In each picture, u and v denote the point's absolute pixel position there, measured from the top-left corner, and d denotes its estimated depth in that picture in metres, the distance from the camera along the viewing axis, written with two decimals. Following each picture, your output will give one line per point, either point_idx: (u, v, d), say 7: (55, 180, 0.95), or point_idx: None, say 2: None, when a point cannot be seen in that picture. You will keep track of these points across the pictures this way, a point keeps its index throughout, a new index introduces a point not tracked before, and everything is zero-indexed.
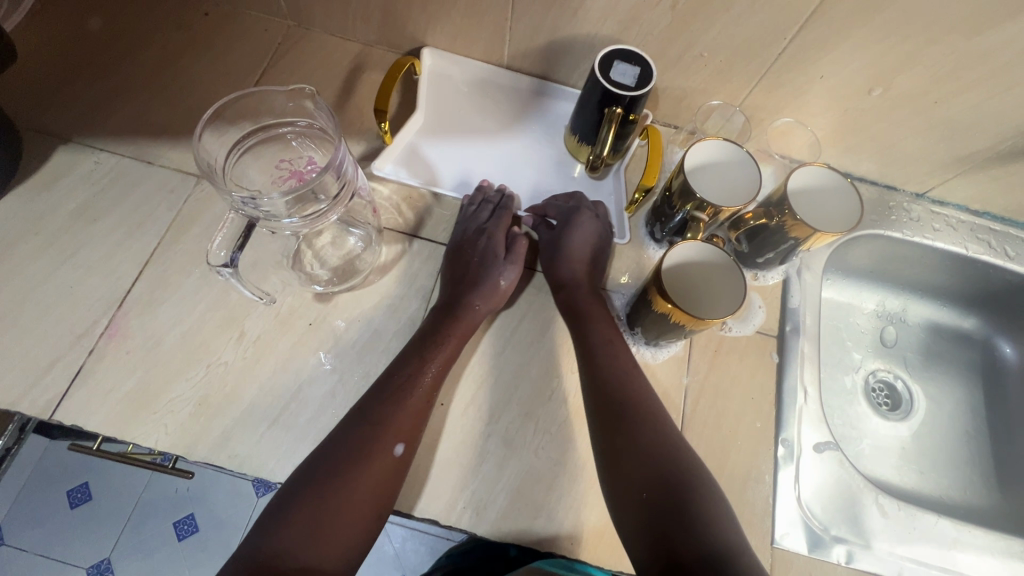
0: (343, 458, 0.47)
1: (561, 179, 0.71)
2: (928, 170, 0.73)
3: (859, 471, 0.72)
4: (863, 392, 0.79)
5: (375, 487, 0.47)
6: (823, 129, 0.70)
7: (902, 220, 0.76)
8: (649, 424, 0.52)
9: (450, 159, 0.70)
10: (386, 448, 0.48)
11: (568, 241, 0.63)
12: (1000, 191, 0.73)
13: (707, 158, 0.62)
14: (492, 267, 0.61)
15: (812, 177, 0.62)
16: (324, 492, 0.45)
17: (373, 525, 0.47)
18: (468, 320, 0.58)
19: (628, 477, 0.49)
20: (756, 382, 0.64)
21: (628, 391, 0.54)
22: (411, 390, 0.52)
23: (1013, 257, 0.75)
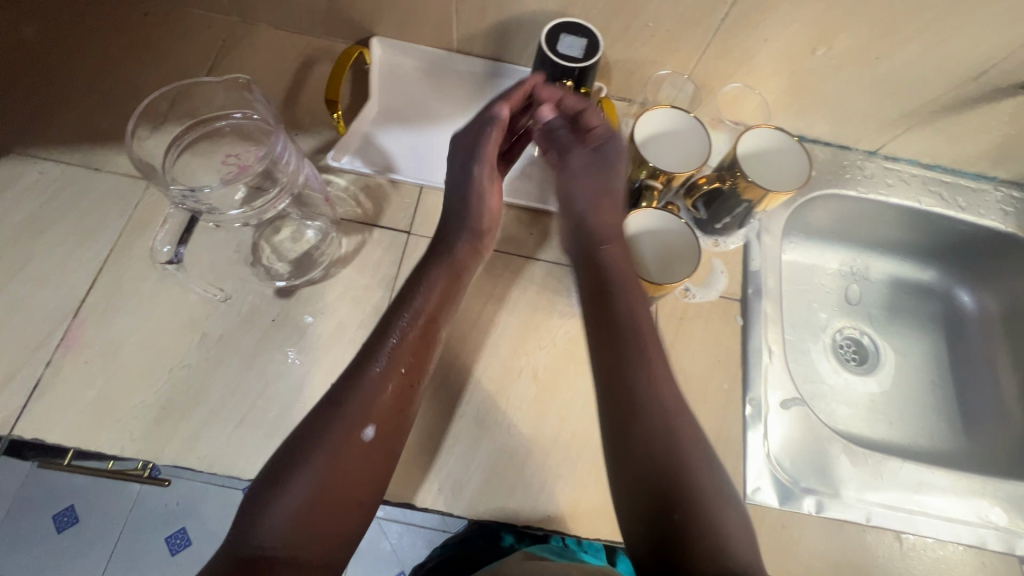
0: (311, 447, 0.44)
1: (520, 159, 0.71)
2: (878, 127, 0.74)
3: (830, 426, 0.74)
4: (831, 349, 0.80)
5: (354, 475, 0.44)
6: (773, 92, 0.71)
7: (856, 178, 0.77)
8: (664, 414, 0.46)
9: (406, 146, 0.69)
10: (355, 433, 0.45)
11: (585, 186, 0.58)
12: (947, 143, 0.74)
13: (658, 127, 0.63)
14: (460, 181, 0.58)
15: (762, 140, 0.63)
16: (296, 486, 0.42)
17: (356, 515, 0.45)
18: (450, 270, 0.56)
19: (629, 465, 0.45)
20: (721, 346, 0.65)
21: (640, 373, 0.48)
22: (380, 368, 0.48)
23: (965, 207, 0.77)
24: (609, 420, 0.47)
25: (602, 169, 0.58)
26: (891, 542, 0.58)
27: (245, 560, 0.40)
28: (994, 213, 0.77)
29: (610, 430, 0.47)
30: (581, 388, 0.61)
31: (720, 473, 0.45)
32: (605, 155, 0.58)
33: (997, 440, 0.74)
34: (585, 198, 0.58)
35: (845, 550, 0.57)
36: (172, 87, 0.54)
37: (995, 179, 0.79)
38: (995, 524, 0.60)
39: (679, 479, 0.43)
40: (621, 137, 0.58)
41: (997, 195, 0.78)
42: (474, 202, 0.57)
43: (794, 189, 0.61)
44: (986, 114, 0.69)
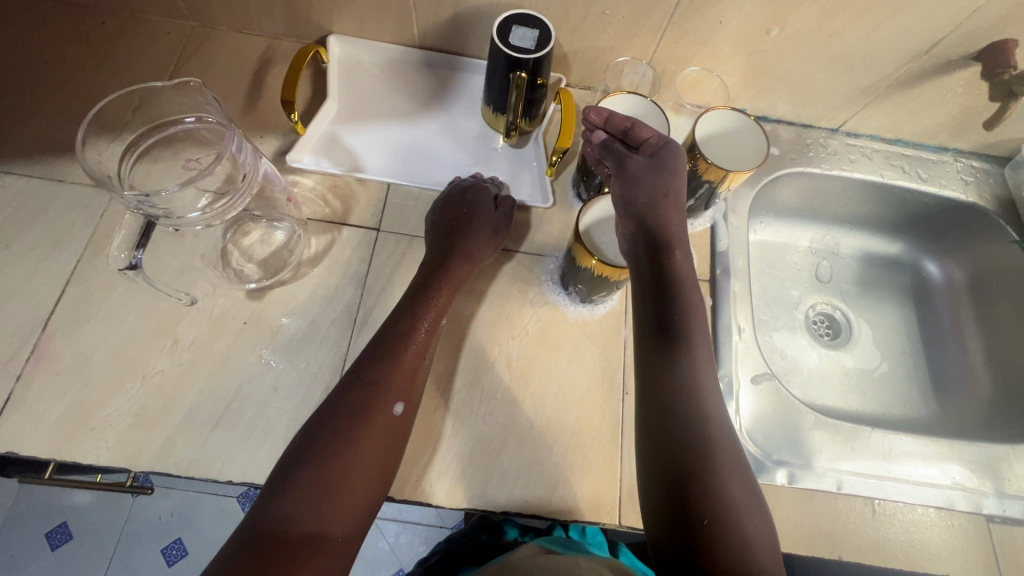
0: (340, 423, 0.47)
1: (485, 150, 0.72)
2: (838, 104, 0.75)
3: (805, 401, 0.75)
4: (805, 325, 0.82)
5: (377, 447, 0.47)
6: (731, 75, 0.72)
7: (820, 155, 0.78)
8: (702, 408, 0.48)
9: (370, 142, 0.70)
10: (387, 407, 0.49)
11: (637, 192, 0.54)
12: (905, 117, 0.76)
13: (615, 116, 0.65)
14: (479, 215, 0.62)
15: (721, 123, 0.64)
16: (326, 456, 0.45)
17: (382, 486, 0.47)
18: (465, 274, 0.59)
19: (662, 452, 0.47)
20: None
21: (685, 368, 0.50)
22: (405, 351, 0.52)
23: (926, 179, 0.79)
24: (647, 409, 0.49)
25: (663, 175, 0.54)
26: (866, 510, 0.59)
27: (267, 534, 0.41)
28: (955, 183, 0.79)
29: (654, 419, 0.48)
30: (554, 375, 0.62)
31: (748, 472, 0.47)
32: (664, 160, 0.55)
33: (967, 404, 0.76)
34: (644, 203, 0.54)
35: (819, 520, 0.58)
36: (130, 90, 0.54)
37: (955, 150, 0.81)
38: (962, 485, 0.62)
39: (707, 474, 0.45)
40: (676, 142, 0.56)
41: (957, 166, 0.80)
42: (480, 235, 0.61)
43: (755, 164, 0.62)
44: (940, 86, 0.70)
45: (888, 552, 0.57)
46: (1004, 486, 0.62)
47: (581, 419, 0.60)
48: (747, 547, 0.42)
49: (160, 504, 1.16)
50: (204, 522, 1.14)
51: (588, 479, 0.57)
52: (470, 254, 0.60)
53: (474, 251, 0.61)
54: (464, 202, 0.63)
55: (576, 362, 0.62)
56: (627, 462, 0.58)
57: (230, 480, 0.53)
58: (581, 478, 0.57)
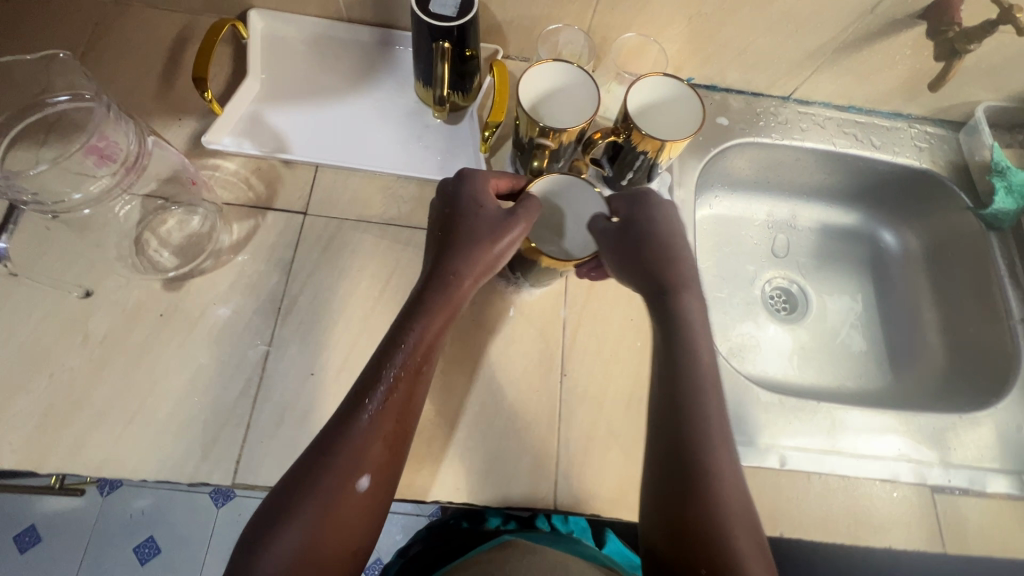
0: (301, 500, 0.42)
1: (417, 126, 0.68)
2: (787, 71, 0.72)
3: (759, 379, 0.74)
4: (761, 301, 0.80)
5: (348, 525, 0.42)
6: (674, 43, 0.69)
7: (770, 124, 0.76)
8: (705, 453, 0.46)
9: (296, 123, 0.66)
10: (350, 484, 0.43)
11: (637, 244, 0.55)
12: (856, 83, 0.73)
13: (544, 88, 0.61)
14: (471, 227, 0.52)
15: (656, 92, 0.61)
16: (286, 538, 0.40)
17: (353, 562, 0.43)
18: (447, 302, 0.50)
19: (668, 451, 0.47)
20: (635, 304, 0.63)
21: (693, 406, 0.48)
22: (372, 418, 0.45)
23: (880, 146, 0.77)
24: (656, 445, 0.49)
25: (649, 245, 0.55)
26: (810, 484, 0.58)
27: None
28: (909, 151, 0.77)
29: (663, 414, 0.49)
30: (489, 359, 0.59)
31: (758, 523, 0.45)
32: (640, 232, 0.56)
33: (921, 376, 0.75)
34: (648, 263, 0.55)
35: (760, 498, 0.56)
36: None
37: (910, 116, 0.78)
38: (908, 457, 0.61)
39: (709, 482, 0.45)
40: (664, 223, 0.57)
41: (911, 133, 0.78)
42: (467, 252, 0.51)
43: (693, 132, 0.59)
44: (889, 47, 0.67)
45: (831, 526, 0.56)
46: (949, 456, 0.62)
47: (516, 403, 0.58)
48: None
49: (132, 502, 1.14)
50: (177, 519, 1.13)
51: (523, 466, 0.55)
52: (452, 272, 0.51)
53: (456, 266, 0.51)
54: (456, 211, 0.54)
55: (512, 346, 0.60)
56: (564, 446, 0.56)
57: (145, 479, 0.51)
58: (516, 466, 0.55)
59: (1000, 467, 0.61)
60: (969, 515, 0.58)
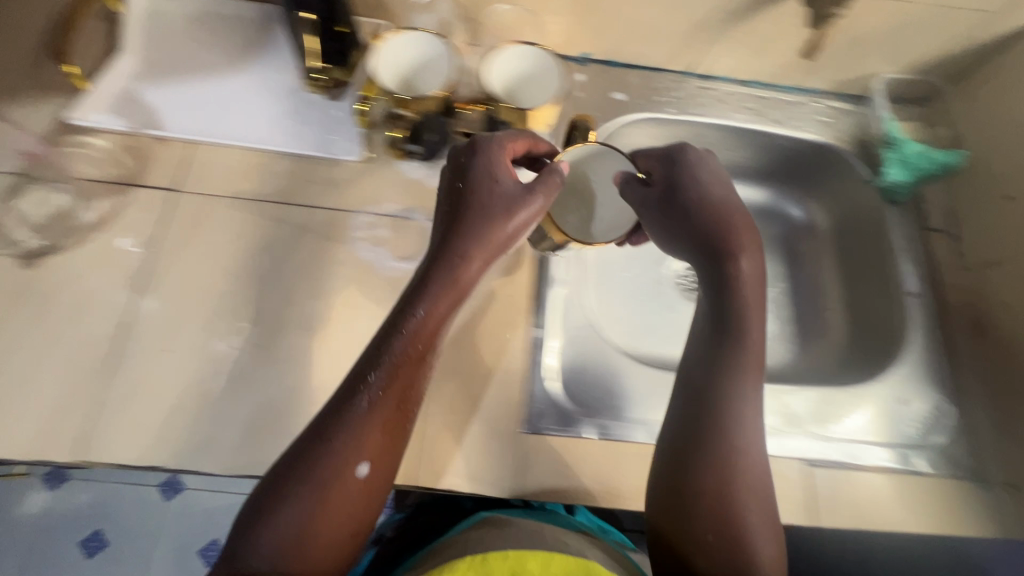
0: (298, 481, 0.42)
1: (298, 102, 0.67)
2: (680, 44, 0.71)
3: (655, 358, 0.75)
4: (671, 281, 0.81)
5: (351, 507, 0.43)
6: (560, 16, 0.67)
7: (667, 100, 0.75)
8: (728, 434, 0.49)
9: (171, 99, 0.65)
10: (347, 470, 0.42)
11: (683, 202, 0.56)
12: (752, 56, 0.72)
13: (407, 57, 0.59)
14: (485, 199, 0.49)
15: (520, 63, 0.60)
16: (286, 518, 0.41)
17: (352, 544, 0.43)
18: (452, 285, 0.46)
19: (693, 422, 0.50)
20: (510, 280, 0.62)
21: (727, 389, 0.50)
22: (371, 407, 0.44)
23: (781, 121, 0.76)
24: (681, 415, 0.51)
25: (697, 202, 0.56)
26: None
27: None
28: (810, 125, 0.76)
29: (693, 386, 0.52)
30: (354, 335, 0.59)
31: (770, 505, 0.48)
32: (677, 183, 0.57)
33: (823, 354, 0.73)
34: (696, 225, 0.55)
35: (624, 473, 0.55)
36: None
37: (816, 91, 0.77)
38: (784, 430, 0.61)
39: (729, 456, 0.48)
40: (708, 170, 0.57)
41: (816, 107, 0.76)
42: (482, 226, 0.47)
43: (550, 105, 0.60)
44: (775, 18, 0.66)
45: None
46: (828, 430, 0.62)
47: None
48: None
49: (78, 493, 1.02)
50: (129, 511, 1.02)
51: None
52: (461, 254, 0.47)
53: (465, 246, 0.47)
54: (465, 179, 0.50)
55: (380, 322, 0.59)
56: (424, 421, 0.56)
57: None
58: None
59: (879, 441, 0.61)
60: (846, 490, 0.57)
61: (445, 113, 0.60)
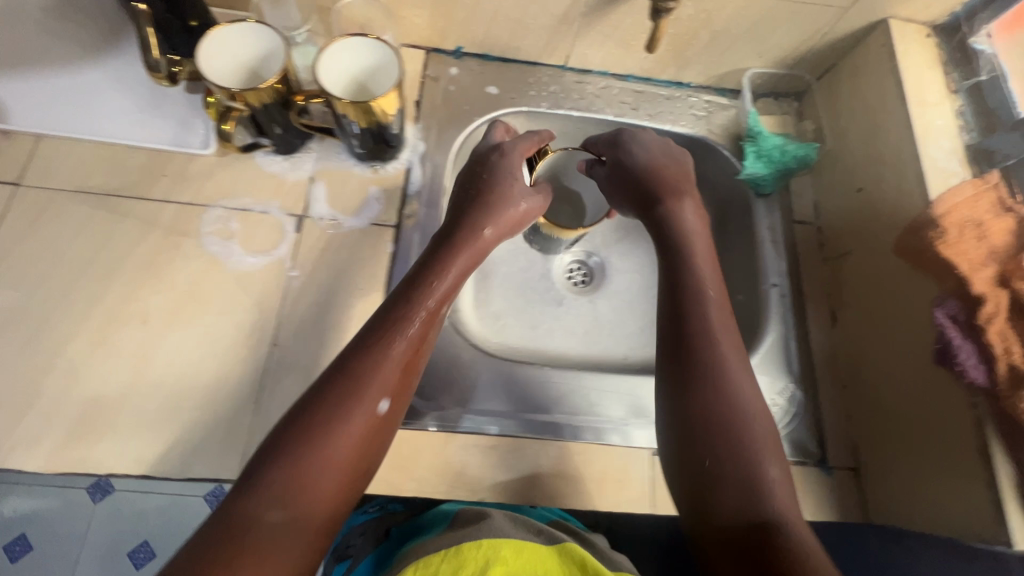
0: (320, 415, 0.42)
1: (156, 96, 0.66)
2: (548, 38, 0.71)
3: (536, 353, 0.76)
4: (558, 275, 0.82)
5: (364, 444, 0.43)
6: (420, 10, 0.67)
7: (541, 94, 0.75)
8: (718, 370, 0.50)
9: (20, 92, 0.64)
10: (370, 403, 0.43)
11: (636, 171, 0.64)
12: (621, 50, 0.72)
13: (239, 46, 0.56)
14: (503, 183, 0.60)
15: (361, 56, 0.59)
16: (300, 451, 0.40)
17: (360, 483, 0.43)
18: (472, 249, 0.55)
19: (685, 369, 0.50)
20: (365, 274, 0.63)
21: (699, 331, 0.52)
22: (392, 342, 0.46)
23: (655, 115, 0.76)
24: (669, 365, 0.52)
25: (652, 173, 0.63)
26: (525, 450, 0.59)
27: (233, 525, 0.36)
28: (684, 119, 0.77)
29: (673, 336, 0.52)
30: (196, 330, 0.58)
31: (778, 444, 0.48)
32: (621, 160, 0.65)
33: None
34: (646, 190, 0.63)
35: (463, 460, 0.57)
36: None
37: (691, 85, 0.78)
38: (635, 420, 0.62)
39: (721, 390, 0.49)
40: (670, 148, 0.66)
41: (690, 101, 0.78)
42: (494, 206, 0.58)
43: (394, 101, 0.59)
44: (633, 12, 0.66)
45: (533, 487, 0.57)
46: None
47: (219, 373, 0.57)
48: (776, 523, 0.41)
49: None
50: None
51: (216, 433, 0.55)
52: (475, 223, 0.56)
53: (477, 218, 0.57)
54: (482, 170, 0.61)
55: (226, 315, 0.59)
56: (264, 413, 0.56)
57: None
58: (210, 433, 0.55)
59: None
60: None
61: (284, 104, 0.58)
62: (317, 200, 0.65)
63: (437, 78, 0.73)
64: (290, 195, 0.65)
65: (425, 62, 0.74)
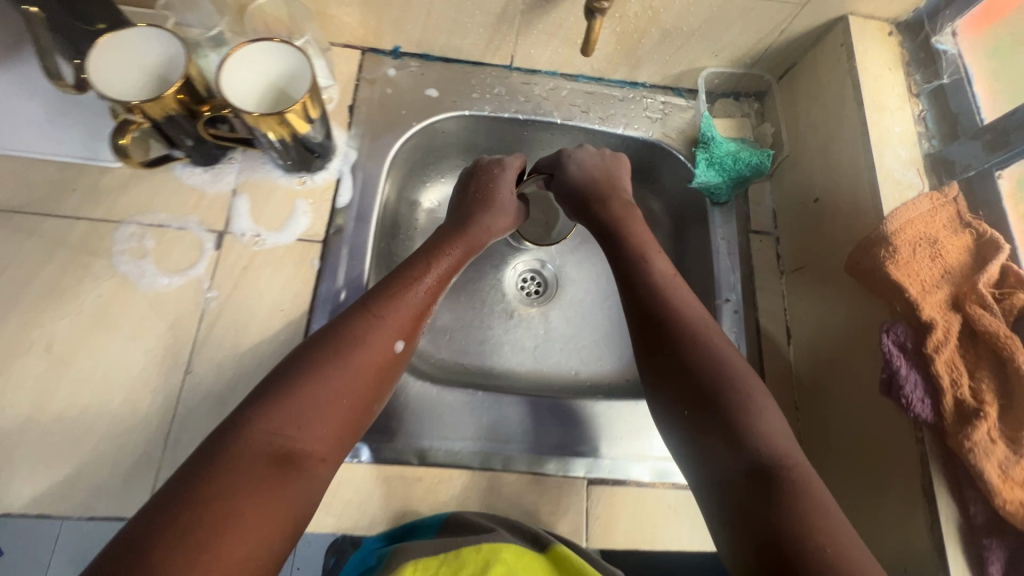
0: (342, 350, 0.47)
1: (65, 103, 0.62)
2: (489, 37, 0.67)
3: (485, 370, 0.72)
4: (511, 288, 0.78)
5: (371, 378, 0.47)
6: (349, 9, 0.63)
7: (485, 96, 0.71)
8: (687, 324, 0.52)
9: None
10: (388, 341, 0.50)
11: (564, 180, 0.66)
12: (568, 49, 0.68)
13: (135, 51, 0.52)
14: (501, 180, 0.67)
15: (273, 62, 0.55)
16: (329, 372, 0.45)
17: (367, 414, 0.48)
18: (467, 241, 0.62)
19: (654, 324, 0.53)
20: (290, 292, 0.59)
21: (664, 295, 0.55)
22: (407, 296, 0.53)
23: (606, 118, 0.72)
24: (637, 319, 0.55)
25: (590, 185, 0.65)
26: (455, 481, 0.55)
27: (260, 434, 0.41)
28: (638, 122, 0.72)
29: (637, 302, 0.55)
30: (104, 356, 0.55)
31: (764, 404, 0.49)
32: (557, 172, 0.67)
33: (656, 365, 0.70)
34: (582, 194, 0.65)
35: (387, 493, 0.54)
36: None
37: (646, 86, 0.74)
38: (575, 447, 0.58)
39: (689, 339, 0.51)
40: (610, 155, 0.69)
41: (645, 103, 0.73)
42: (488, 196, 0.66)
43: (309, 112, 0.55)
44: (575, 8, 0.61)
45: None
46: (623, 447, 0.59)
47: (128, 402, 0.54)
48: (775, 468, 0.43)
49: None
50: None
51: (124, 466, 0.52)
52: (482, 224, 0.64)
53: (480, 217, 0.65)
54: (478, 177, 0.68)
55: (138, 340, 0.56)
56: (177, 444, 0.53)
57: None
58: (118, 466, 0.52)
59: None
60: (622, 502, 0.56)
61: (191, 115, 0.54)
62: (238, 214, 0.61)
63: (373, 81, 0.69)
64: (211, 209, 0.61)
65: (361, 63, 0.69)
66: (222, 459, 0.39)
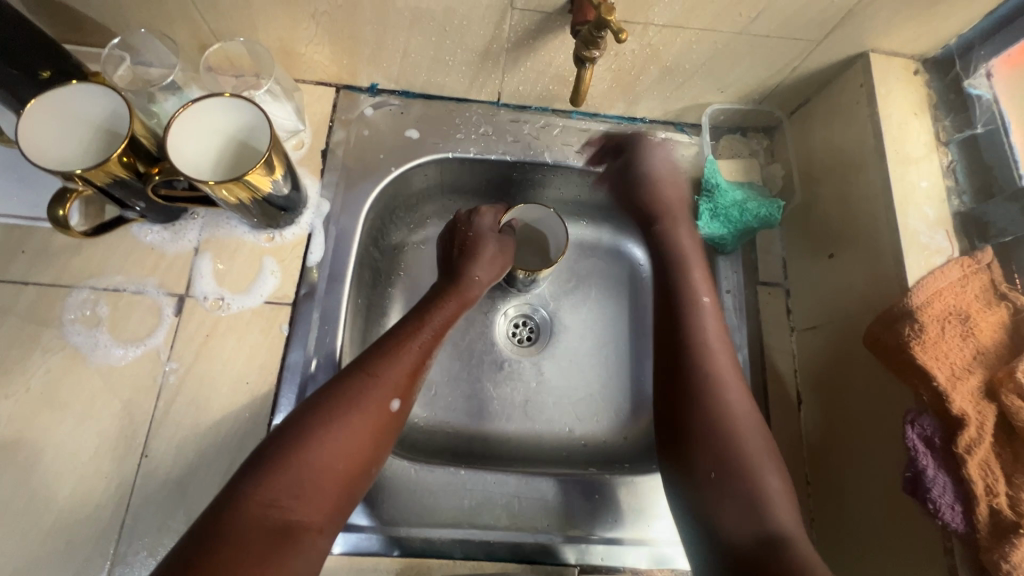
0: (337, 413, 0.45)
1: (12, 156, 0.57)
2: (474, 74, 0.61)
3: (474, 431, 0.67)
4: (502, 338, 0.72)
5: (366, 444, 0.45)
6: (319, 48, 0.58)
7: (470, 136, 0.65)
8: (690, 377, 0.50)
9: None
10: (384, 400, 0.47)
11: (643, 169, 0.63)
12: (560, 86, 0.62)
13: (76, 110, 0.47)
14: (485, 236, 0.63)
15: (229, 118, 0.50)
16: (324, 437, 0.43)
17: (365, 478, 0.45)
18: (459, 298, 0.58)
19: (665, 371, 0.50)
20: (256, 363, 0.55)
21: (680, 335, 0.52)
22: (403, 353, 0.50)
23: (603, 158, 0.66)
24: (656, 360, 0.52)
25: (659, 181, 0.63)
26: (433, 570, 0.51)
27: (252, 509, 0.39)
28: None
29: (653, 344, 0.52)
30: (55, 437, 0.51)
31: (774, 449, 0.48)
32: (630, 156, 0.64)
33: None
34: (642, 189, 0.63)
35: None
36: None
37: (646, 121, 0.68)
38: (567, 529, 0.54)
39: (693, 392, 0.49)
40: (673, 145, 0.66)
41: None
42: (481, 240, 0.62)
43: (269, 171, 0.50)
44: (565, 46, 0.56)
45: None
46: (621, 530, 0.54)
47: (79, 489, 0.50)
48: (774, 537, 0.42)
49: None
50: None
51: (73, 562, 0.48)
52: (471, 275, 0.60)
53: (472, 269, 0.61)
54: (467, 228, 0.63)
55: (90, 420, 0.51)
56: (131, 536, 0.49)
57: None
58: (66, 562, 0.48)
59: None
60: None
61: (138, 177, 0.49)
62: (200, 276, 0.56)
63: (349, 121, 0.64)
64: (170, 271, 0.56)
65: (336, 102, 0.64)
66: (217, 534, 0.38)
